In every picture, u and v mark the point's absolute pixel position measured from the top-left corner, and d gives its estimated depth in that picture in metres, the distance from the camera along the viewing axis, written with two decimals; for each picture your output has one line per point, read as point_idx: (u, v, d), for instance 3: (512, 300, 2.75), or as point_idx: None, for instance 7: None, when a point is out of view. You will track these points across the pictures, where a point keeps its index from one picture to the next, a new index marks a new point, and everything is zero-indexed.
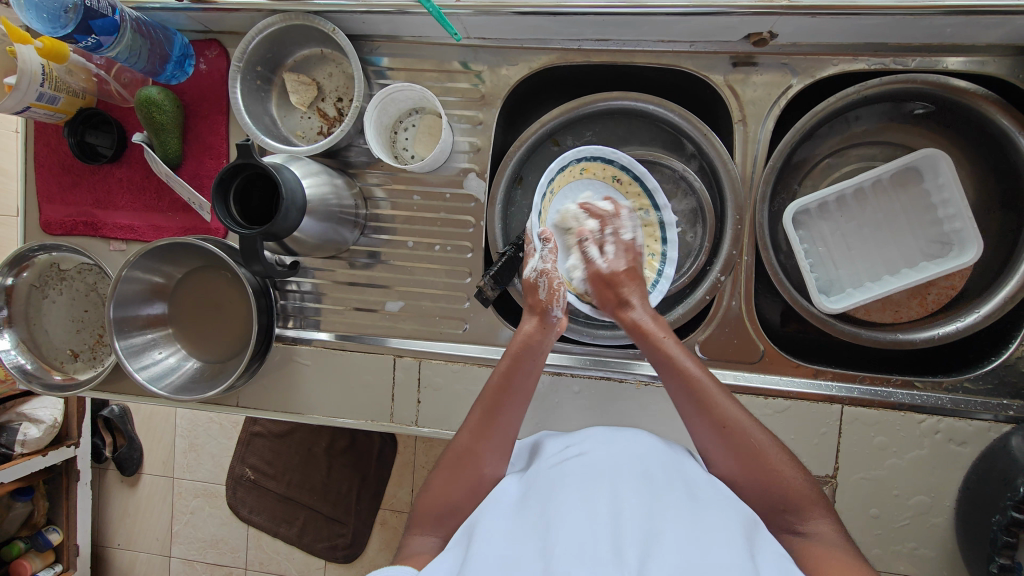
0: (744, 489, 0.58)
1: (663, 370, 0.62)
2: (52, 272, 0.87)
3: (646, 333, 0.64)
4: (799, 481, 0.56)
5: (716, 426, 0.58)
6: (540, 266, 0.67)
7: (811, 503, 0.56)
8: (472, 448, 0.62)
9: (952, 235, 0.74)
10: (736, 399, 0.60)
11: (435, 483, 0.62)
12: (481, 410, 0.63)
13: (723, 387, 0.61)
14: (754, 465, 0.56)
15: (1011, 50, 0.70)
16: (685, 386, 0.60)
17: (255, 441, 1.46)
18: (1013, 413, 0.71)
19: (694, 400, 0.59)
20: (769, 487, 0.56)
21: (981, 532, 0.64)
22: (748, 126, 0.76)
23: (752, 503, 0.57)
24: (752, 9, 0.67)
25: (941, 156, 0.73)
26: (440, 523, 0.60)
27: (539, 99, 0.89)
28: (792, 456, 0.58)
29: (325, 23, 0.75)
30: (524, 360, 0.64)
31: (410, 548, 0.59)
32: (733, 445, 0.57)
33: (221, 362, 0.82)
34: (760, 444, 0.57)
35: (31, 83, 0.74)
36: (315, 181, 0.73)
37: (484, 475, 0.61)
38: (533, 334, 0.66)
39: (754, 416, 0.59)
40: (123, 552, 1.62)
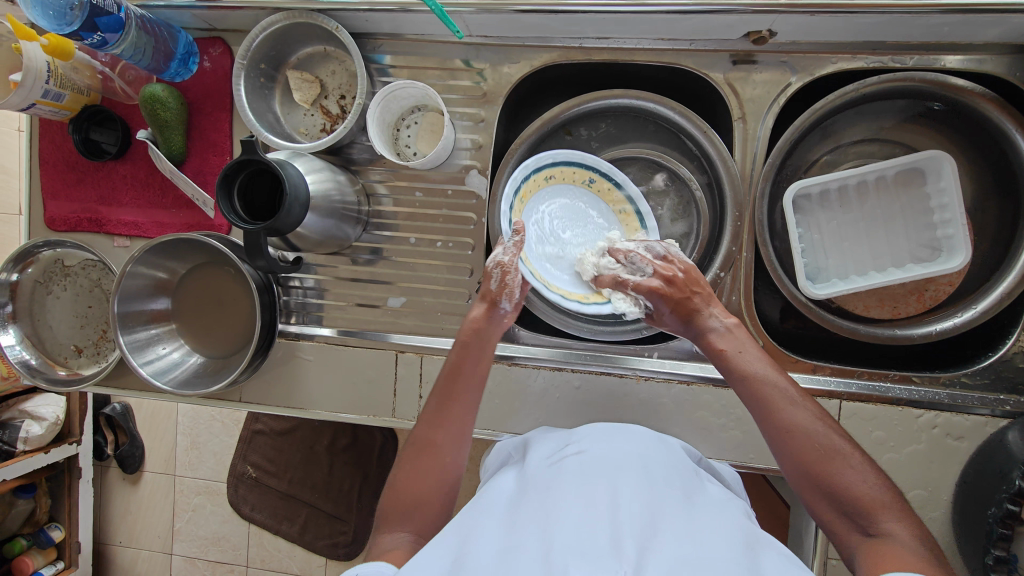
0: (815, 498, 0.56)
1: (737, 381, 0.62)
2: (56, 268, 0.88)
3: (716, 348, 0.64)
4: (873, 486, 0.53)
5: (779, 432, 0.58)
6: (499, 258, 0.66)
7: (885, 507, 0.52)
8: (432, 437, 0.63)
9: (945, 240, 0.75)
10: (807, 399, 0.59)
11: (400, 477, 0.62)
12: (438, 399, 0.65)
13: (795, 391, 0.59)
14: (822, 470, 0.55)
15: (1008, 48, 0.71)
16: (754, 395, 0.60)
17: (257, 438, 1.47)
18: (1010, 408, 0.71)
19: (760, 403, 0.59)
20: (838, 494, 0.54)
21: (978, 525, 0.64)
22: (747, 123, 0.77)
23: (825, 510, 0.56)
24: (751, 8, 0.67)
25: (946, 159, 0.73)
26: (409, 518, 0.59)
27: (540, 96, 0.89)
28: (866, 457, 0.55)
29: (329, 21, 0.75)
30: (473, 349, 0.66)
31: (381, 546, 0.58)
32: (800, 450, 0.56)
33: (224, 357, 0.83)
34: (832, 448, 0.55)
35: (37, 80, 0.74)
36: (319, 177, 0.74)
37: (447, 464, 0.62)
38: (480, 322, 0.67)
39: (827, 418, 0.57)
40: (125, 549, 1.62)
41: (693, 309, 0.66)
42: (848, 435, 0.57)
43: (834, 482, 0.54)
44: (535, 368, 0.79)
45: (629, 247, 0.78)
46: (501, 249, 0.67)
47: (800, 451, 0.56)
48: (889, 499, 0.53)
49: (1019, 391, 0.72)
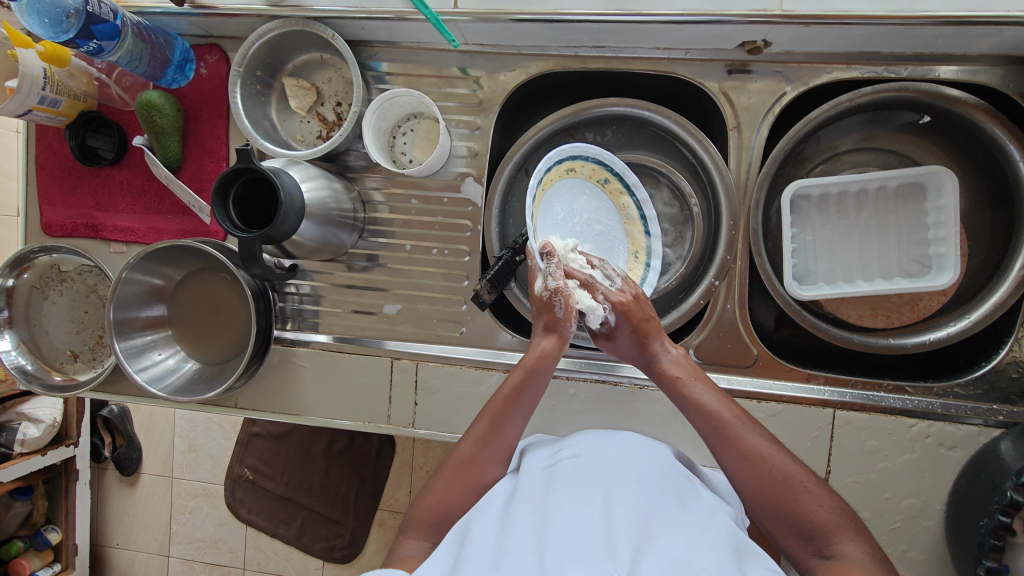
0: (772, 521, 0.57)
1: (686, 410, 0.62)
2: (52, 274, 0.88)
3: (670, 376, 0.64)
4: (826, 509, 0.54)
5: (739, 458, 0.58)
6: (556, 284, 0.64)
7: (838, 529, 0.53)
8: (477, 453, 0.63)
9: (934, 258, 0.75)
10: (760, 426, 0.60)
11: (434, 488, 0.63)
12: (488, 418, 0.64)
13: (745, 417, 0.60)
14: (779, 494, 0.56)
15: (1002, 60, 0.71)
16: (710, 424, 0.60)
17: (254, 442, 1.47)
18: (1003, 418, 0.71)
19: (714, 431, 0.60)
20: (794, 515, 0.55)
21: (970, 536, 0.64)
22: (742, 133, 0.77)
23: (782, 535, 0.56)
24: (746, 18, 0.67)
25: (948, 175, 0.73)
26: (436, 529, 0.61)
27: (537, 104, 0.89)
28: (822, 482, 0.56)
29: (325, 29, 0.75)
30: (537, 375, 0.65)
31: (403, 552, 0.60)
32: (758, 475, 0.57)
33: (220, 364, 0.83)
34: (790, 473, 0.56)
35: (33, 87, 0.75)
36: (314, 185, 0.74)
37: (484, 481, 0.62)
38: (551, 351, 0.66)
39: (778, 444, 0.58)
40: (121, 551, 1.62)
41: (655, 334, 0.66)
42: (803, 460, 0.58)
43: (791, 506, 0.55)
44: None
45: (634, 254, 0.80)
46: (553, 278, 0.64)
47: (756, 478, 0.57)
48: (846, 518, 0.54)
49: (1012, 401, 0.72)
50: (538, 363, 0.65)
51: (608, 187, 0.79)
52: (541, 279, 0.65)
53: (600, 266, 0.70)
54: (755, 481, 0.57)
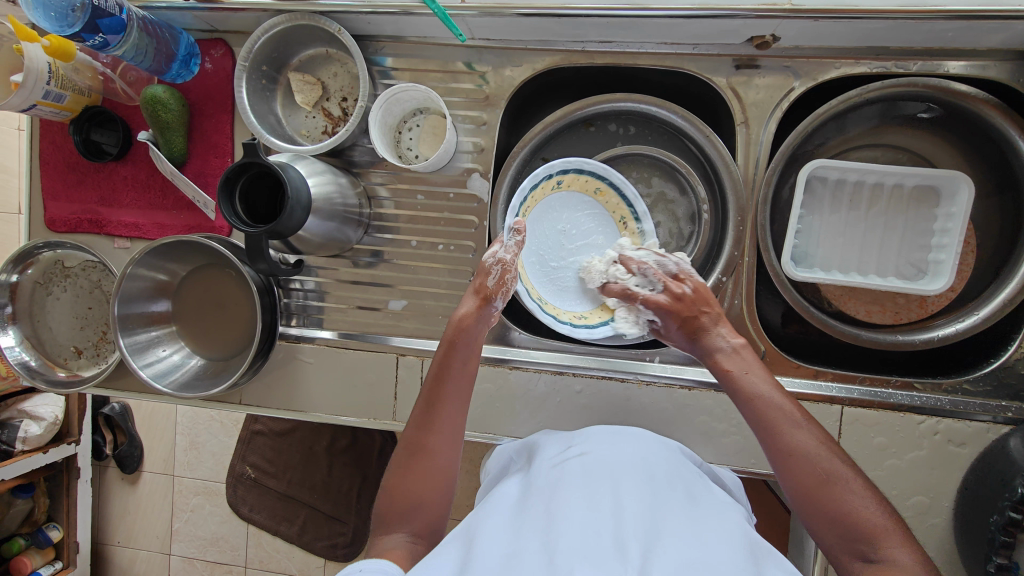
0: (815, 521, 0.56)
1: (736, 400, 0.62)
2: (56, 270, 0.88)
3: (725, 368, 0.64)
4: (874, 513, 0.53)
5: (781, 456, 0.57)
6: (501, 256, 0.69)
7: (885, 532, 0.52)
8: (421, 439, 0.62)
9: (933, 265, 0.76)
10: (813, 423, 0.58)
11: (393, 479, 0.61)
12: (426, 400, 0.64)
13: (796, 412, 0.59)
14: (822, 491, 0.55)
15: (1011, 54, 0.71)
16: (756, 414, 0.60)
17: (256, 439, 1.46)
18: (1011, 414, 0.71)
19: (762, 423, 0.59)
20: (841, 514, 0.54)
21: (979, 533, 0.64)
22: (750, 128, 0.77)
23: (825, 535, 0.55)
24: (755, 12, 0.67)
25: (963, 181, 0.73)
26: (409, 518, 0.59)
27: (543, 100, 0.89)
28: (868, 482, 0.55)
29: (331, 23, 0.75)
30: (462, 344, 0.66)
31: (382, 545, 0.58)
32: (800, 472, 0.56)
33: (224, 360, 0.82)
34: (833, 472, 0.55)
35: (38, 81, 0.74)
36: (320, 180, 0.74)
37: (437, 465, 0.61)
38: (467, 319, 0.67)
39: (829, 443, 0.57)
40: (122, 550, 1.62)
41: (704, 322, 0.68)
42: (849, 459, 0.57)
43: (835, 505, 0.54)
44: (536, 372, 0.79)
45: (625, 241, 0.80)
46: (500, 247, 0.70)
47: (799, 475, 0.56)
48: (891, 524, 0.53)
49: (1021, 398, 0.72)
50: (466, 324, 0.67)
51: (585, 185, 0.79)
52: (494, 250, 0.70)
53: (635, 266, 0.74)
54: (795, 479, 0.56)
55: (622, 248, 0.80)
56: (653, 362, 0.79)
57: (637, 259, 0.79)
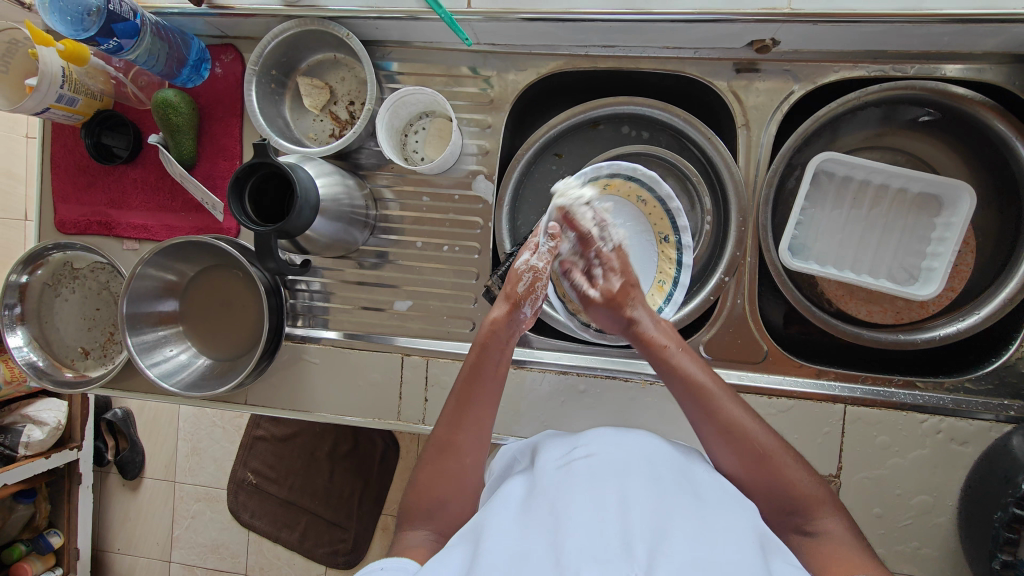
0: (752, 492, 0.60)
1: (669, 379, 0.64)
2: (65, 271, 0.89)
3: (653, 344, 0.66)
4: (807, 484, 0.58)
5: (720, 435, 0.60)
6: (534, 263, 0.68)
7: (819, 502, 0.57)
8: (451, 438, 0.64)
9: (925, 272, 0.77)
10: (742, 401, 0.62)
11: (423, 477, 0.63)
12: (455, 400, 0.66)
13: (730, 391, 0.62)
14: (762, 466, 0.58)
15: (1007, 58, 0.72)
16: (693, 394, 0.62)
17: (256, 445, 1.46)
18: (1014, 413, 0.71)
19: (702, 408, 0.61)
20: (776, 487, 0.58)
21: (983, 531, 0.64)
22: (751, 130, 0.78)
23: (761, 505, 0.59)
24: (755, 17, 0.68)
25: (966, 192, 0.73)
26: (433, 516, 0.61)
27: (547, 103, 0.91)
28: (799, 456, 0.60)
29: (339, 28, 0.77)
30: (491, 351, 0.66)
31: (405, 542, 0.60)
32: (744, 450, 0.59)
33: (231, 360, 0.83)
34: (770, 448, 0.59)
35: (52, 85, 0.75)
36: (328, 181, 0.75)
37: (465, 464, 0.63)
38: (502, 323, 0.67)
39: (761, 420, 0.61)
40: (123, 557, 1.61)
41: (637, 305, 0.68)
42: (777, 433, 0.61)
43: (773, 478, 0.58)
44: (540, 372, 0.80)
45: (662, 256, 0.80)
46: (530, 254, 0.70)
47: (740, 452, 0.59)
48: (821, 497, 0.58)
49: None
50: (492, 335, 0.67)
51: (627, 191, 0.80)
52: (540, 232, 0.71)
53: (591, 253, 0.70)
54: (736, 456, 0.59)
55: (659, 267, 0.80)
56: None
57: (674, 276, 0.79)
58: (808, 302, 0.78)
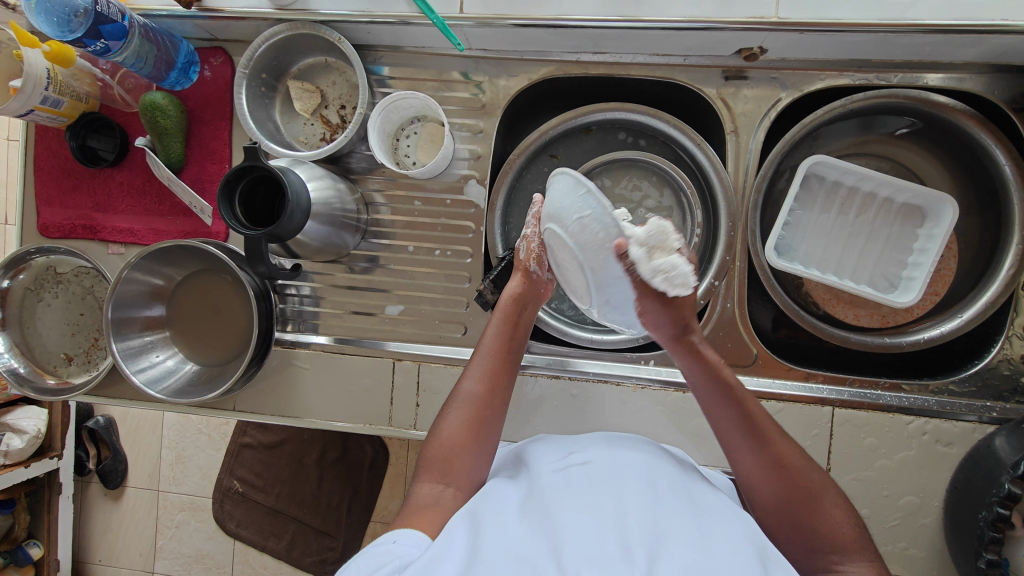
0: (788, 533, 0.58)
1: (721, 407, 0.62)
2: (48, 275, 0.87)
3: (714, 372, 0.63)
4: (846, 525, 0.57)
5: (763, 469, 0.59)
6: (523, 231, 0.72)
7: (857, 544, 0.56)
8: (476, 396, 0.65)
9: (905, 281, 0.79)
10: (793, 440, 0.61)
11: (444, 428, 0.63)
12: (481, 362, 0.67)
13: (781, 430, 0.62)
14: (803, 504, 0.57)
15: (986, 68, 0.74)
16: (743, 424, 0.61)
17: (243, 453, 1.44)
18: (996, 414, 0.73)
19: (750, 437, 0.61)
20: (817, 527, 0.56)
21: (968, 531, 0.65)
22: (739, 137, 0.79)
23: (789, 544, 0.58)
24: (743, 25, 0.70)
25: (948, 203, 0.75)
26: (451, 474, 0.60)
27: (539, 109, 0.91)
28: (845, 500, 0.59)
29: (331, 32, 0.77)
30: (514, 313, 0.69)
31: (418, 498, 0.58)
32: (784, 483, 0.58)
33: (220, 365, 0.82)
34: (814, 485, 0.58)
35: (37, 87, 0.74)
36: (320, 185, 0.74)
37: (487, 421, 0.64)
38: (519, 290, 0.70)
39: (811, 458, 0.60)
40: (104, 568, 1.58)
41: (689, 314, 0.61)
42: (824, 471, 0.60)
43: (815, 518, 0.57)
44: (532, 376, 0.80)
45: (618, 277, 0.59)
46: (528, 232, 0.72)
47: (784, 485, 0.58)
48: (857, 541, 0.56)
49: (1005, 398, 0.74)
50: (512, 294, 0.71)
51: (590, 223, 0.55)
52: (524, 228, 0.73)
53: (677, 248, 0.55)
54: (778, 490, 0.58)
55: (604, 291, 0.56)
56: (648, 365, 0.80)
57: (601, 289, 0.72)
58: (794, 304, 0.79)
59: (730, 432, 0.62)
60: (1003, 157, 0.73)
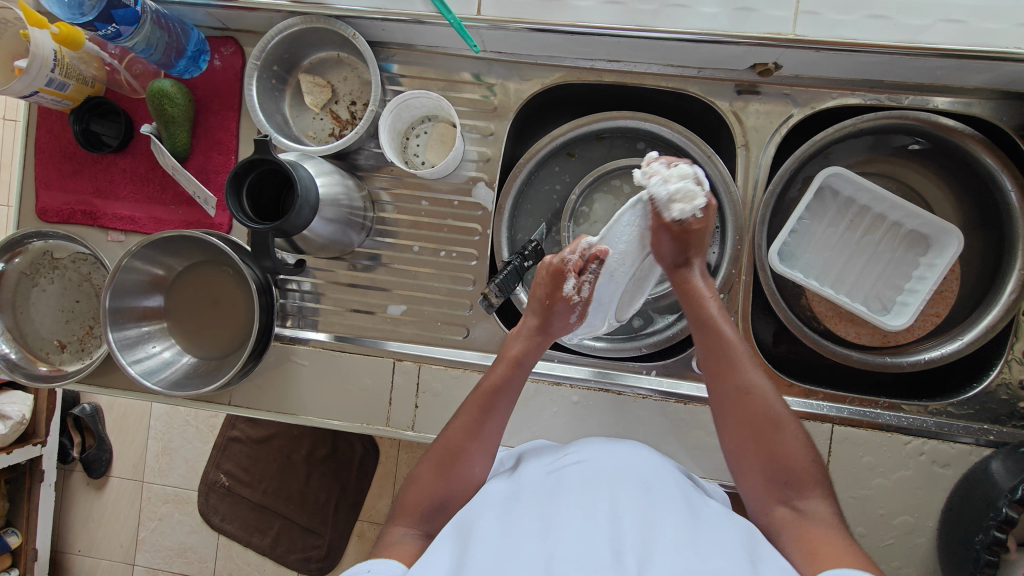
0: (751, 465, 0.61)
1: (696, 325, 0.66)
2: (44, 260, 0.85)
3: (694, 292, 0.67)
4: (809, 461, 0.59)
5: (732, 396, 0.62)
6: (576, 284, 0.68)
7: (815, 482, 0.58)
8: (461, 443, 0.63)
9: (900, 305, 0.80)
10: (763, 369, 0.64)
11: (424, 474, 0.63)
12: (477, 407, 0.65)
13: (754, 360, 0.64)
14: (765, 436, 0.60)
15: (995, 94, 0.75)
16: (714, 354, 0.64)
17: (231, 446, 1.43)
18: (993, 437, 0.73)
19: (724, 360, 0.63)
20: (776, 457, 0.59)
21: (963, 553, 0.66)
22: (750, 151, 0.79)
23: (757, 483, 0.60)
24: (759, 40, 0.70)
25: (956, 239, 0.76)
26: (427, 517, 0.60)
27: (549, 114, 0.91)
28: (807, 438, 0.61)
29: (346, 28, 0.76)
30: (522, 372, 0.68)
31: (391, 539, 0.59)
32: (754, 418, 0.61)
33: (217, 359, 0.81)
34: (779, 417, 0.60)
35: (43, 68, 0.73)
36: (328, 180, 0.74)
37: (472, 469, 0.63)
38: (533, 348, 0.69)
39: (780, 395, 0.63)
40: (83, 559, 1.55)
41: (697, 247, 0.68)
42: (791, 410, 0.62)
43: (775, 447, 0.59)
44: (533, 381, 0.79)
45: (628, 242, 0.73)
46: (576, 280, 0.68)
47: (748, 421, 0.61)
48: (813, 476, 0.58)
49: (1002, 422, 0.74)
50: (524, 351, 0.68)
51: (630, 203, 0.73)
52: (568, 285, 0.68)
53: (678, 161, 0.67)
54: (741, 421, 0.61)
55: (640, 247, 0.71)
56: (649, 374, 0.80)
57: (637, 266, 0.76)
58: (795, 319, 0.79)
59: (705, 360, 0.65)
60: (1009, 183, 0.74)
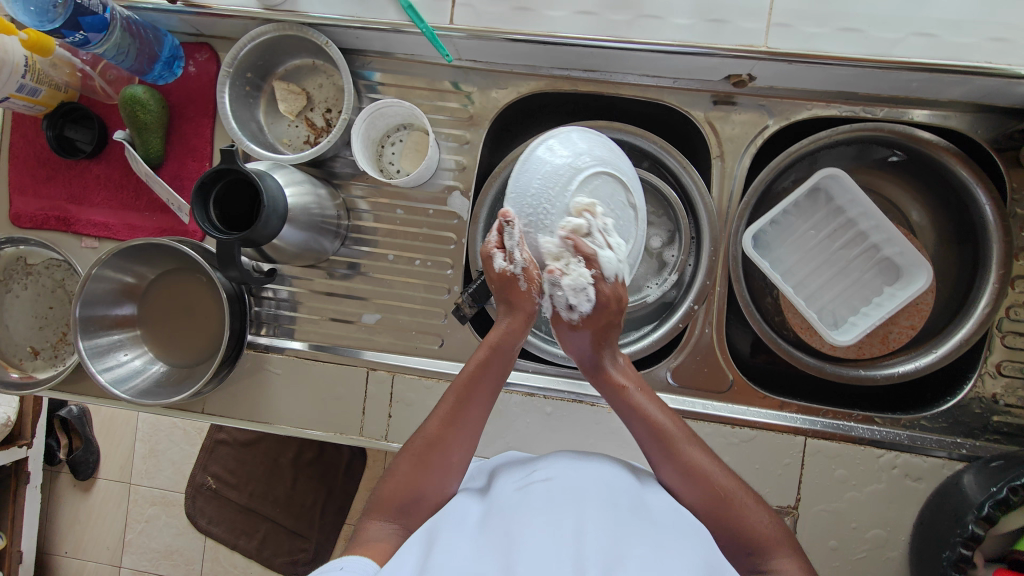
0: (715, 535, 0.59)
1: (627, 414, 0.63)
2: (18, 266, 0.85)
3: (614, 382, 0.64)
4: (765, 524, 0.58)
5: (683, 472, 0.60)
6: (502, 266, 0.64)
7: (777, 543, 0.57)
8: (441, 435, 0.62)
9: (853, 321, 0.80)
10: (700, 441, 0.62)
11: (399, 470, 0.62)
12: (454, 397, 0.64)
13: (689, 433, 0.63)
14: (723, 510, 0.58)
15: (971, 107, 0.74)
16: (654, 438, 0.61)
17: (218, 449, 1.42)
18: (966, 451, 0.73)
19: (660, 449, 0.61)
20: (740, 534, 0.57)
21: (933, 567, 0.65)
22: (725, 162, 0.79)
23: (726, 550, 0.58)
24: (732, 52, 0.69)
25: (925, 272, 0.75)
26: (401, 512, 0.59)
27: (528, 122, 0.90)
28: (758, 497, 0.60)
29: (319, 35, 0.75)
30: (495, 358, 0.64)
31: (366, 536, 0.58)
32: (703, 493, 0.59)
33: (188, 367, 0.80)
34: (730, 491, 0.59)
35: (12, 75, 0.73)
36: (298, 190, 0.73)
37: (452, 461, 0.61)
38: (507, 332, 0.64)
39: (718, 461, 0.61)
40: (70, 561, 1.54)
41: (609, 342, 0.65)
42: (736, 475, 0.61)
43: (737, 521, 0.58)
44: (507, 392, 0.79)
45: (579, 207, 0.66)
46: (502, 254, 0.64)
47: (704, 497, 0.58)
48: (778, 539, 0.58)
49: (975, 436, 0.74)
50: (502, 337, 0.64)
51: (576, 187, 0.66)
52: (498, 262, 0.64)
53: (583, 256, 0.62)
54: (700, 504, 0.58)
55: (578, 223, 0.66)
56: None
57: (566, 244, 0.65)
58: (767, 329, 0.79)
59: (642, 442, 0.62)
60: (983, 196, 0.74)
